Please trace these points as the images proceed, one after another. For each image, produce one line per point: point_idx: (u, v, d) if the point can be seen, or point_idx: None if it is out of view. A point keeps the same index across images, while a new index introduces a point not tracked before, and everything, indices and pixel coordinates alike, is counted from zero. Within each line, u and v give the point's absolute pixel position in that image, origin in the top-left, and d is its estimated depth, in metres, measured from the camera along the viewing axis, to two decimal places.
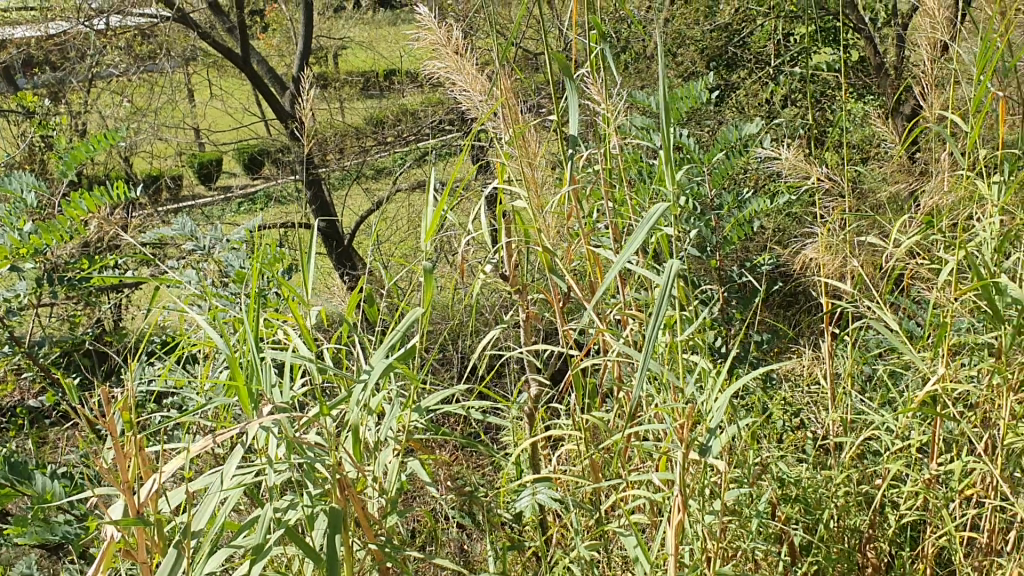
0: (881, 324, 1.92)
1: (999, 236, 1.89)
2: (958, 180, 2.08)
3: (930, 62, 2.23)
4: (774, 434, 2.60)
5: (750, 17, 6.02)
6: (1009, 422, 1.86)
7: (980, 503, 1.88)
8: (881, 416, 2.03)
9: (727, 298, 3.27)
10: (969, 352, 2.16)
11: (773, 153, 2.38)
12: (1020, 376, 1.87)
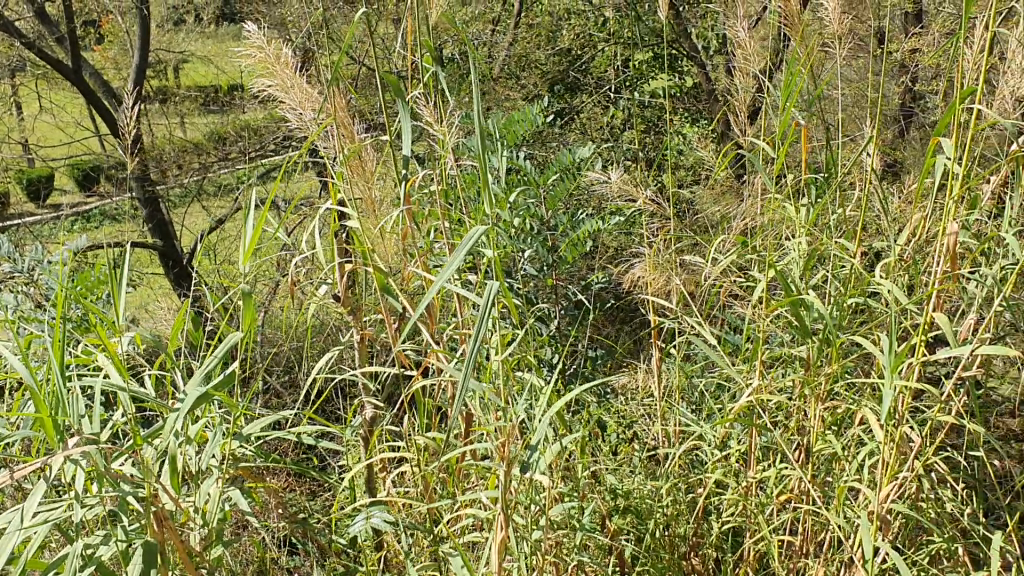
0: (701, 340, 2.04)
1: (805, 256, 2.04)
2: (769, 203, 2.24)
3: (743, 92, 2.38)
4: (607, 449, 2.68)
5: (592, 43, 6.30)
6: (816, 429, 2.01)
7: (791, 508, 2.01)
8: (703, 428, 2.15)
9: (563, 317, 3.34)
10: (782, 365, 2.31)
11: (603, 176, 2.49)
12: (823, 386, 2.01)
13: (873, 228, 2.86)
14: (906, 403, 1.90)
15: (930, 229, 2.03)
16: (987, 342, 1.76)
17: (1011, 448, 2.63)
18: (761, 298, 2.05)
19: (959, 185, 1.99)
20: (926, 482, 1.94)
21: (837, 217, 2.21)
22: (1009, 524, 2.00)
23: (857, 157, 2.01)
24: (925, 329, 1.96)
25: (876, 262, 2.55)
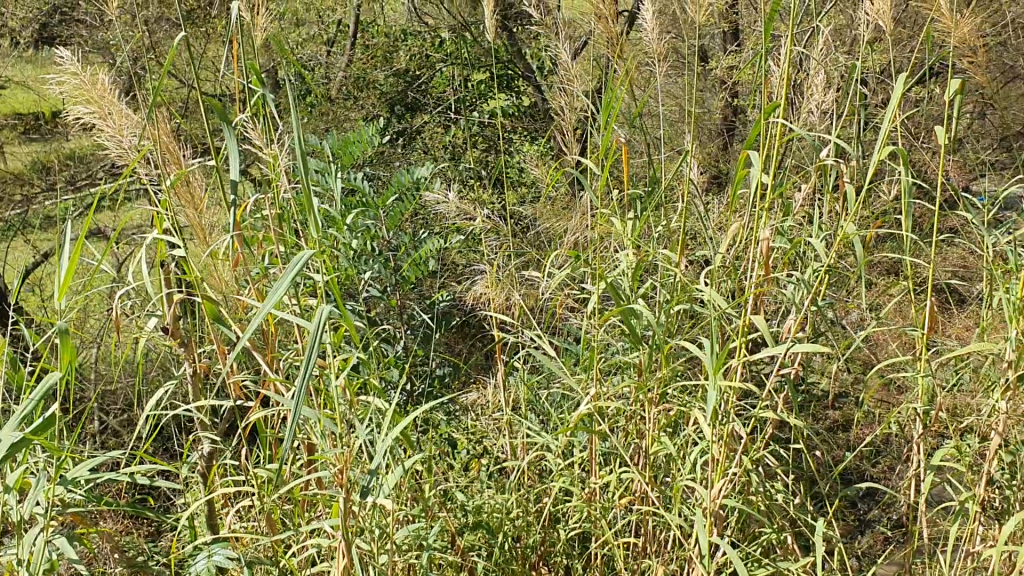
0: (539, 353, 2.11)
1: (634, 268, 2.15)
2: (598, 218, 2.36)
3: (568, 112, 2.46)
4: (456, 465, 2.70)
5: (429, 63, 6.17)
6: (651, 433, 2.11)
7: (632, 510, 2.11)
8: (546, 438, 2.22)
9: (408, 337, 3.33)
10: (619, 373, 2.41)
11: (440, 197, 2.54)
12: (656, 391, 2.10)
13: (697, 237, 2.99)
14: (731, 402, 2.04)
15: (744, 238, 2.19)
16: (799, 341, 1.91)
17: (833, 438, 2.82)
18: (594, 309, 2.15)
19: (766, 195, 2.16)
20: (753, 476, 2.07)
21: (662, 230, 2.34)
22: (830, 509, 2.16)
23: (674, 173, 2.14)
24: (745, 331, 2.11)
25: (701, 269, 2.69)
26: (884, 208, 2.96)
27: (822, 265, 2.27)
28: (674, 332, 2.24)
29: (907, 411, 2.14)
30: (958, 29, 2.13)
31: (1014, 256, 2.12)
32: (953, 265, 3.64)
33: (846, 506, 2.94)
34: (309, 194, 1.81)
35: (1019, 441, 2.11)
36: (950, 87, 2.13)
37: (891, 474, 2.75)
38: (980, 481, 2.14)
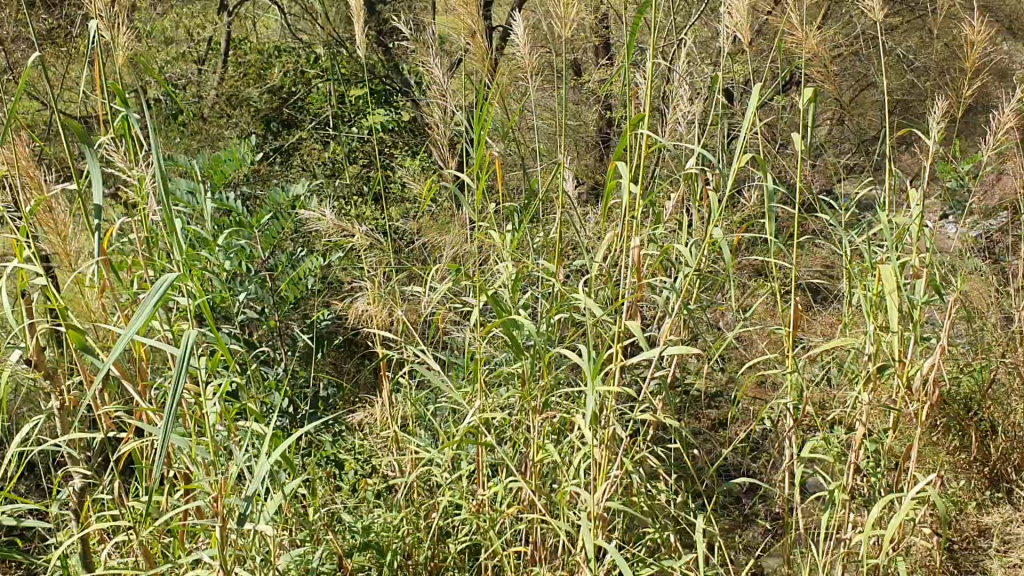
0: (421, 367, 2.13)
1: (513, 280, 2.18)
2: (474, 231, 2.38)
3: (443, 125, 2.47)
4: (343, 485, 2.68)
5: (305, 79, 6.12)
6: (536, 440, 2.15)
7: (519, 517, 2.14)
8: (430, 452, 2.23)
9: (289, 358, 3.27)
10: (502, 382, 2.44)
11: (316, 215, 2.51)
12: (539, 401, 2.13)
13: (574, 247, 3.04)
14: (611, 406, 2.10)
15: (617, 246, 2.25)
16: (673, 346, 1.97)
17: (711, 436, 2.92)
18: (475, 321, 2.17)
19: (637, 204, 2.23)
20: (635, 477, 2.13)
21: (539, 240, 2.38)
22: (709, 504, 2.25)
23: (548, 186, 2.19)
24: (621, 337, 2.17)
25: (579, 277, 2.74)
26: (750, 211, 3.08)
27: (693, 271, 2.35)
28: (555, 340, 2.29)
29: (776, 406, 2.24)
30: (807, 42, 2.25)
31: (868, 254, 2.25)
32: (815, 264, 3.82)
33: (726, 501, 3.05)
34: (176, 216, 1.75)
35: (878, 427, 2.24)
36: (803, 96, 2.24)
37: (766, 467, 2.86)
38: (845, 468, 2.26)
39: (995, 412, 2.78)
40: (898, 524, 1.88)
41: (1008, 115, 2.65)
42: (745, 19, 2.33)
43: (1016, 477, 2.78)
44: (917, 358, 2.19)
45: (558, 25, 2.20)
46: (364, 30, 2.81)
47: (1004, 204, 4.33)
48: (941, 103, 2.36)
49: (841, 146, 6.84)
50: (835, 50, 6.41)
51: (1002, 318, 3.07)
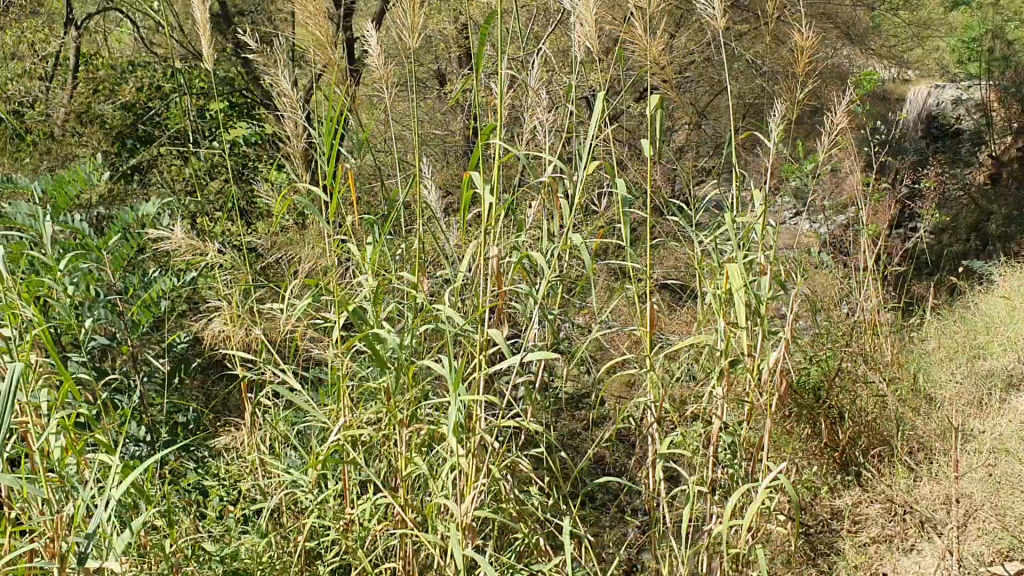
0: (283, 387, 2.09)
1: (374, 293, 2.17)
2: (333, 245, 2.36)
3: (295, 139, 2.43)
4: (207, 512, 2.60)
5: (158, 93, 5.90)
6: (403, 454, 2.14)
7: (389, 533, 2.13)
8: (295, 473, 2.19)
9: (145, 384, 3.13)
10: (367, 397, 2.43)
11: (167, 235, 2.43)
12: (405, 413, 2.12)
13: (435, 256, 3.03)
14: (476, 414, 2.12)
15: (475, 255, 2.28)
16: (534, 351, 2.01)
17: (579, 438, 2.98)
18: (337, 336, 2.15)
19: (495, 213, 2.27)
20: (503, 483, 2.16)
21: (400, 252, 2.38)
22: (576, 505, 2.29)
23: (405, 200, 2.19)
24: (483, 345, 2.20)
25: (442, 287, 2.75)
26: (607, 215, 3.16)
27: (552, 277, 2.40)
28: (419, 351, 2.29)
29: (637, 404, 2.31)
30: (652, 50, 2.34)
31: (717, 254, 2.36)
32: (672, 264, 3.94)
33: (596, 500, 3.11)
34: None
35: (733, 420, 2.35)
36: (649, 102, 2.36)
37: (633, 465, 2.94)
38: (705, 461, 2.36)
39: (841, 398, 2.95)
40: (754, 511, 1.98)
41: (839, 117, 2.83)
42: (593, 28, 2.39)
43: (862, 458, 2.96)
44: (765, 351, 2.31)
45: (407, 36, 2.18)
46: (211, 46, 2.67)
47: (843, 201, 4.59)
48: (780, 107, 2.49)
49: (697, 149, 7.09)
50: (687, 57, 6.65)
51: (844, 309, 3.26)
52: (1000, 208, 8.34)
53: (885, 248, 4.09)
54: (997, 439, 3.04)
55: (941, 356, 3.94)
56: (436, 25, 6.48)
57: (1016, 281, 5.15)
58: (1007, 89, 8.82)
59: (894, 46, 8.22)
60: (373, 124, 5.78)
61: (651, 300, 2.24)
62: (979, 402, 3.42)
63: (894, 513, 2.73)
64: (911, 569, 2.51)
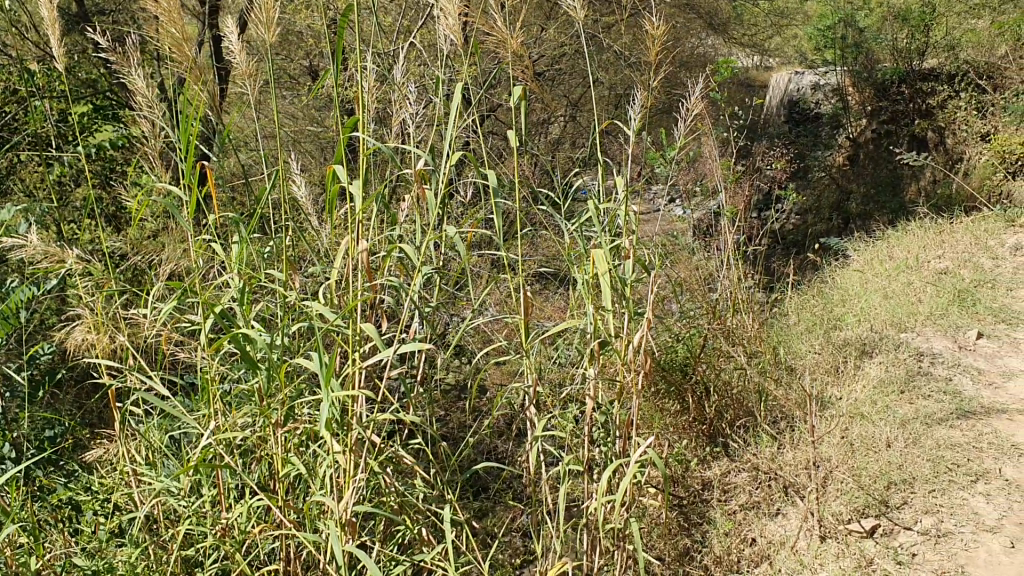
0: (149, 394, 2.04)
1: (241, 294, 2.14)
2: (196, 247, 2.32)
3: (152, 139, 2.37)
4: (79, 527, 2.52)
5: (12, 97, 5.60)
6: (278, 455, 2.13)
7: (269, 535, 2.11)
8: (167, 481, 2.14)
9: (7, 399, 3.00)
10: (241, 399, 2.40)
11: (21, 243, 2.34)
12: (279, 414, 2.11)
13: (304, 253, 3.00)
14: (353, 409, 2.13)
15: (343, 250, 2.27)
16: (406, 344, 2.03)
17: (460, 427, 3.01)
18: (205, 339, 2.12)
19: (362, 207, 2.27)
20: (382, 477, 2.18)
21: (267, 251, 2.36)
22: (455, 493, 2.33)
23: (271, 196, 2.17)
24: (356, 340, 2.20)
25: (313, 285, 2.74)
26: (477, 207, 3.21)
27: (423, 269, 2.42)
28: (290, 349, 2.28)
29: (512, 388, 2.36)
30: (511, 44, 2.39)
31: (583, 240, 2.44)
32: (545, 253, 4.01)
33: (480, 487, 3.17)
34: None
35: (604, 401, 2.43)
36: (513, 93, 2.41)
37: (513, 450, 3.00)
38: (579, 442, 2.42)
39: (706, 374, 3.08)
40: (626, 486, 2.06)
41: (693, 105, 2.96)
42: (455, 22, 2.41)
43: (728, 430, 3.10)
44: (633, 333, 2.40)
45: (265, 31, 2.15)
46: (61, 45, 2.51)
47: (706, 186, 4.78)
48: (637, 96, 2.58)
49: (570, 140, 7.24)
50: (556, 49, 6.77)
51: (707, 289, 3.40)
52: (858, 188, 8.92)
53: (744, 229, 4.28)
54: (851, 404, 3.23)
55: (800, 328, 4.15)
56: (304, 22, 6.39)
57: (869, 254, 5.46)
58: (859, 74, 9.29)
59: (754, 35, 8.56)
60: (243, 122, 5.69)
61: (522, 289, 2.28)
62: (836, 369, 3.62)
63: (760, 480, 2.89)
64: (776, 532, 2.67)
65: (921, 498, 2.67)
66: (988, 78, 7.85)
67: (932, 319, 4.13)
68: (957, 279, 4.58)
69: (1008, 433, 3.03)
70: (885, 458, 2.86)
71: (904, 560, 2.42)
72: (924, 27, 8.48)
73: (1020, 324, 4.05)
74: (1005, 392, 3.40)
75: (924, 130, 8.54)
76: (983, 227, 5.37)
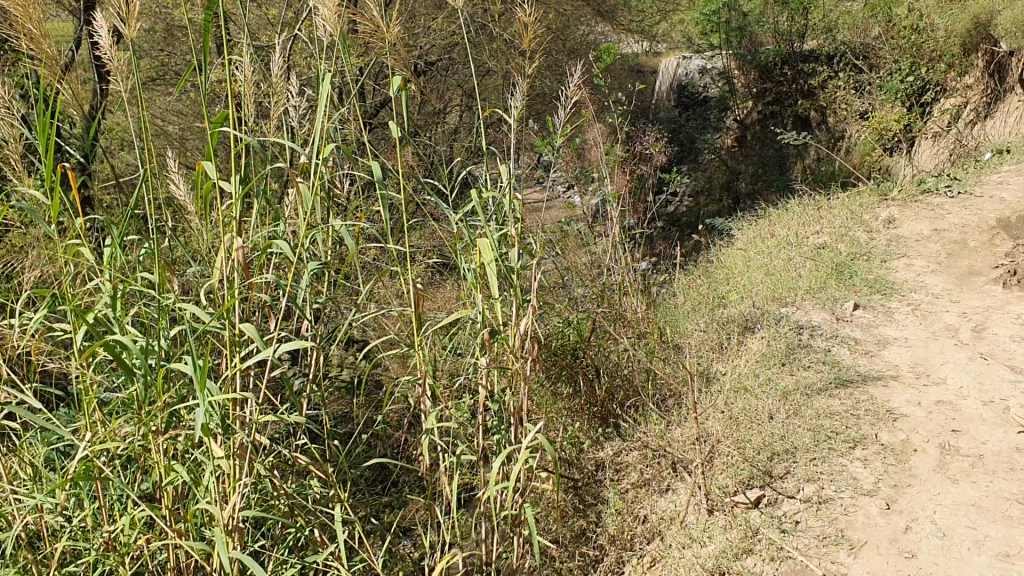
0: (18, 408, 1.94)
1: (113, 299, 2.06)
2: (64, 251, 2.21)
3: (12, 140, 2.23)
4: None
5: None
6: (161, 464, 2.06)
7: (153, 546, 2.05)
8: (41, 498, 2.05)
9: None
10: (121, 407, 2.32)
11: None
12: (159, 421, 2.04)
13: (181, 254, 2.92)
14: (237, 411, 2.07)
15: (220, 249, 2.21)
16: (287, 342, 1.98)
17: (352, 425, 2.99)
18: (77, 347, 2.03)
19: (238, 205, 2.19)
20: (270, 479, 2.13)
21: (142, 252, 2.28)
22: (346, 491, 2.30)
23: (141, 199, 2.08)
24: (236, 341, 2.15)
25: (194, 286, 2.67)
26: (363, 201, 3.18)
27: (306, 266, 2.39)
28: (168, 354, 2.20)
29: (402, 382, 2.35)
30: (390, 36, 2.34)
31: (468, 230, 2.43)
32: (434, 244, 4.00)
33: (373, 483, 3.14)
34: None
35: (496, 389, 2.44)
36: (391, 84, 2.38)
37: (409, 444, 2.99)
38: (472, 433, 2.42)
39: (596, 356, 3.14)
40: (516, 473, 2.08)
41: (573, 92, 2.98)
42: (331, 12, 2.33)
43: (619, 411, 3.16)
44: (520, 320, 2.43)
45: (125, 24, 2.00)
46: None
47: (596, 171, 4.83)
48: (516, 85, 2.58)
49: (463, 129, 7.21)
50: (445, 39, 6.77)
51: (596, 273, 3.45)
52: (746, 168, 9.20)
53: (631, 212, 4.34)
54: (735, 378, 3.32)
55: (686, 307, 4.23)
56: (183, 15, 6.20)
57: (753, 233, 5.61)
58: (744, 57, 9.54)
59: (641, 21, 8.66)
60: (122, 121, 5.50)
61: (409, 282, 2.27)
62: (720, 346, 3.70)
63: (650, 458, 2.96)
64: (666, 508, 2.74)
65: (803, 466, 2.77)
66: (864, 58, 8.16)
67: (811, 293, 4.27)
68: (835, 253, 4.75)
69: (883, 399, 3.17)
70: (767, 430, 2.95)
71: (788, 529, 2.51)
72: (803, 11, 8.73)
73: (893, 293, 4.22)
74: (879, 360, 3.54)
75: (807, 110, 8.88)
76: (858, 202, 5.57)
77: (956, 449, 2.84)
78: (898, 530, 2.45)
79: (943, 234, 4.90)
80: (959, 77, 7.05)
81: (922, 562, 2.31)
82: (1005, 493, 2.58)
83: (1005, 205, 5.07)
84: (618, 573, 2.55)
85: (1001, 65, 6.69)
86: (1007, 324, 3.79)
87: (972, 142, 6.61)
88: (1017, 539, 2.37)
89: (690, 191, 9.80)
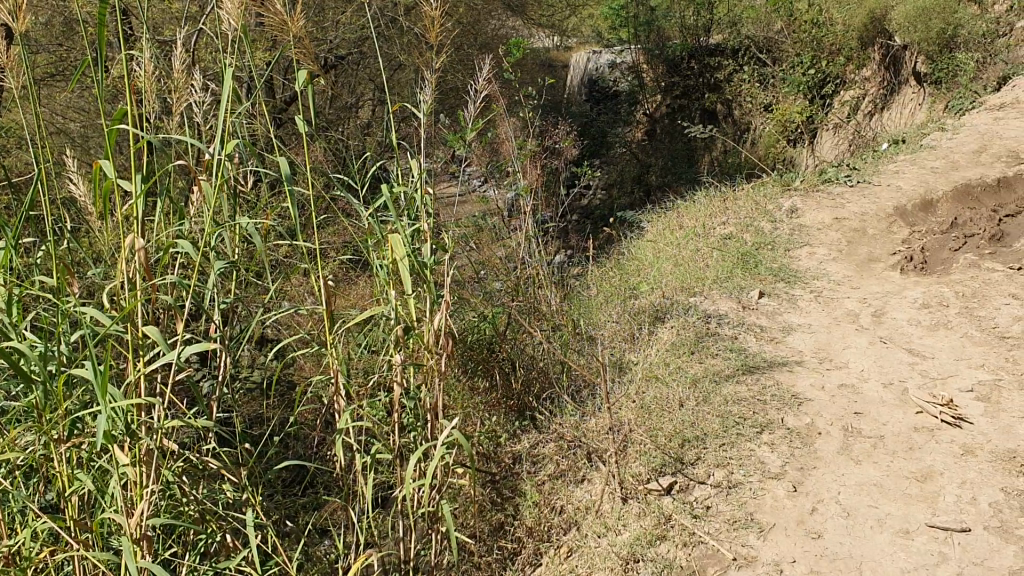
0: None
1: (7, 304, 1.96)
2: None
3: None
4: None
5: None
6: (64, 474, 1.98)
7: (58, 559, 1.98)
8: None
9: None
10: (18, 416, 2.23)
11: None
12: (60, 432, 1.96)
13: (80, 255, 2.82)
14: (142, 418, 2.00)
15: (121, 251, 2.13)
16: (193, 346, 1.92)
17: (262, 427, 2.93)
18: None
19: (139, 203, 2.11)
20: (178, 485, 2.08)
21: (38, 254, 2.18)
22: (259, 494, 2.26)
23: (36, 198, 1.98)
24: (140, 345, 2.07)
25: (95, 289, 2.58)
26: (269, 199, 3.11)
27: (211, 265, 2.32)
28: (69, 360, 2.11)
29: (315, 383, 2.30)
30: (294, 28, 2.27)
31: (380, 226, 2.40)
32: (344, 242, 3.95)
33: (286, 486, 3.09)
34: None
35: (411, 387, 2.43)
36: (298, 79, 2.30)
37: (322, 444, 2.95)
38: (387, 432, 2.40)
39: (511, 350, 3.14)
40: (433, 469, 2.06)
41: (482, 86, 2.97)
42: (232, 4, 2.25)
43: (535, 404, 3.18)
44: (434, 316, 2.42)
45: (13, 17, 1.90)
46: None
47: (507, 165, 4.85)
48: (425, 79, 2.56)
49: (375, 124, 7.15)
50: (355, 33, 6.70)
51: (509, 267, 3.46)
52: (656, 161, 9.37)
53: (543, 205, 4.37)
54: (646, 368, 3.38)
55: (599, 298, 4.28)
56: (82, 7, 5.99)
57: (662, 225, 5.70)
58: (652, 50, 9.74)
59: (551, 15, 8.73)
60: (17, 118, 5.28)
61: (320, 279, 2.21)
62: (632, 336, 3.76)
63: (566, 448, 2.99)
64: (581, 498, 2.77)
65: (713, 452, 2.83)
66: (767, 52, 8.39)
67: (718, 283, 4.36)
68: (741, 243, 4.86)
69: (789, 384, 3.26)
70: (679, 418, 3.01)
71: (699, 514, 2.56)
72: (708, 6, 8.92)
73: (797, 281, 4.35)
74: (784, 346, 3.64)
75: (714, 102, 9.07)
76: (761, 193, 5.71)
77: (858, 431, 2.94)
78: (804, 512, 2.52)
79: (843, 222, 5.07)
80: (857, 70, 7.37)
81: (828, 542, 2.39)
82: (905, 472, 2.68)
83: (901, 192, 5.26)
84: (536, 564, 2.58)
85: (896, 57, 6.99)
86: (904, 308, 3.93)
87: (871, 132, 6.88)
88: (915, 517, 2.46)
89: (602, 184, 9.89)
